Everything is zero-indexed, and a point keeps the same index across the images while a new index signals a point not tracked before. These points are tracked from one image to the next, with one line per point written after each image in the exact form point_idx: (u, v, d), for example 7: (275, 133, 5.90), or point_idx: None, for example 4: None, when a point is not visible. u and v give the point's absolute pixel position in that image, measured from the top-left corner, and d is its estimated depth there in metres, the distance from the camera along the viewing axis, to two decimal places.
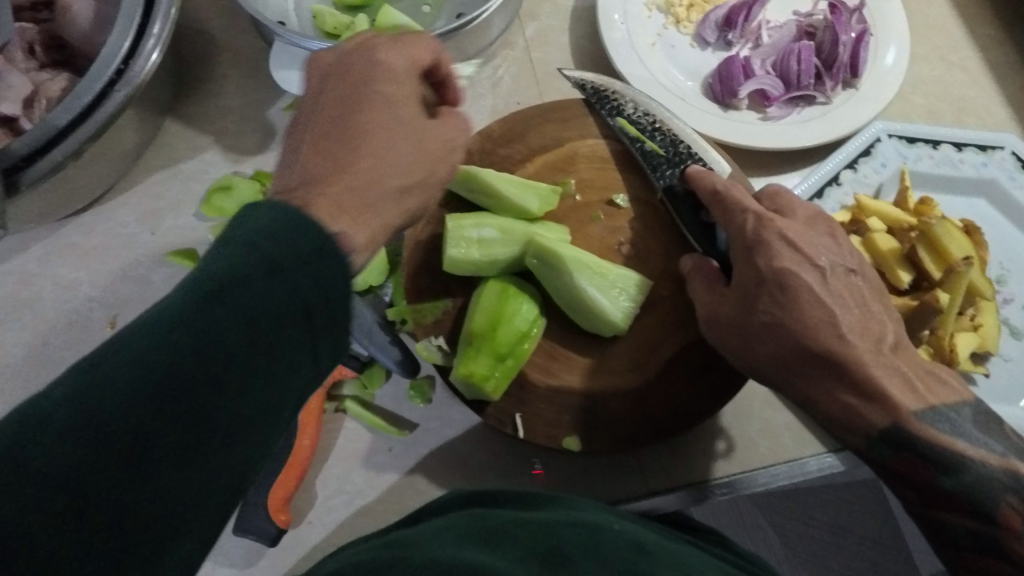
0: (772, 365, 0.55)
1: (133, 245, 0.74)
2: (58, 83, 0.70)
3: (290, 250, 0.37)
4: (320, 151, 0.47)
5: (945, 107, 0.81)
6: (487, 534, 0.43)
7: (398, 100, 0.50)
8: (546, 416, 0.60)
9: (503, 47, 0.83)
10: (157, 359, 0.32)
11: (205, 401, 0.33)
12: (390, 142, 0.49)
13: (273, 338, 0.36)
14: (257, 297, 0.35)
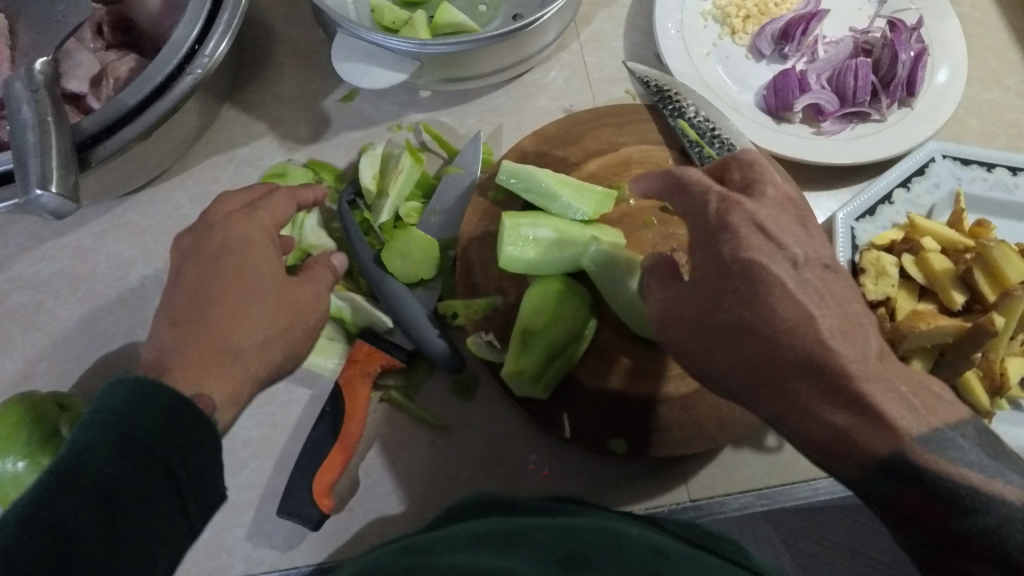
0: (744, 372, 0.48)
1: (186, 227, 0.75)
2: (126, 64, 0.71)
3: (147, 424, 0.43)
4: (219, 314, 0.51)
5: (999, 131, 0.80)
6: (506, 538, 0.43)
7: (262, 260, 0.54)
8: (594, 418, 0.60)
9: (558, 50, 0.84)
10: (31, 540, 0.38)
11: (107, 531, 0.41)
12: (258, 302, 0.53)
13: (139, 481, 0.43)
14: (115, 470, 0.42)
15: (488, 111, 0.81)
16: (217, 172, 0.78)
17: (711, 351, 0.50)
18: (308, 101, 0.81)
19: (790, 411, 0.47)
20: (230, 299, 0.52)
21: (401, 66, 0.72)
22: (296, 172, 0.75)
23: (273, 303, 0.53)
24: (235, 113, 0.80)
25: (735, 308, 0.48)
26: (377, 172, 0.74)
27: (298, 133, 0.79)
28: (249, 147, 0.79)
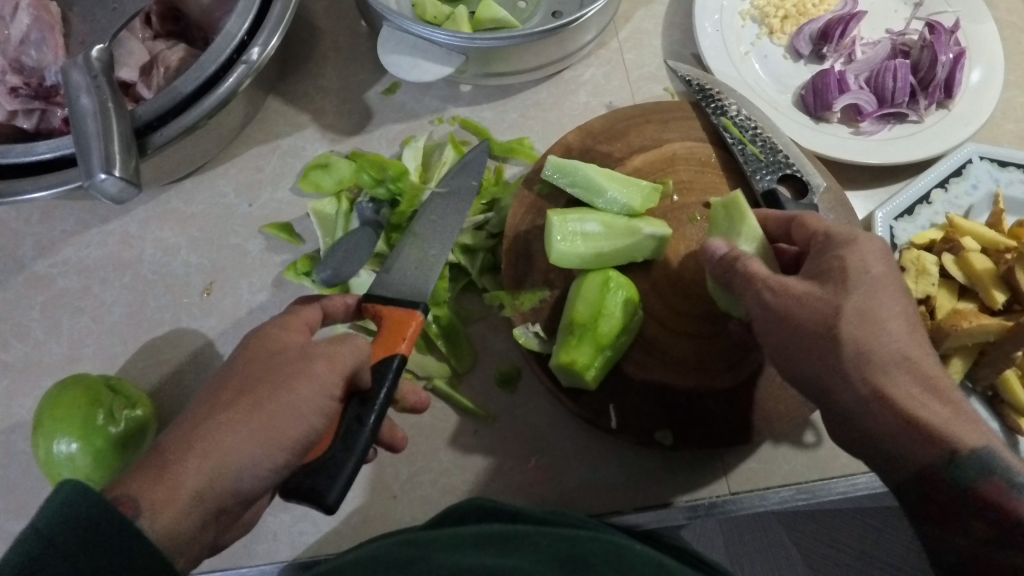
0: (851, 365, 0.49)
1: (231, 216, 0.76)
2: (176, 53, 0.71)
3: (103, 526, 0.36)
4: (219, 414, 0.44)
5: None
6: (509, 538, 0.46)
7: (282, 355, 0.48)
8: (640, 410, 0.61)
9: (598, 47, 0.85)
10: None
11: None
12: (256, 398, 0.45)
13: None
14: None
15: (530, 106, 0.82)
16: (261, 161, 0.78)
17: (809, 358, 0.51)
18: (352, 93, 0.82)
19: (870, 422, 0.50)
20: (232, 399, 0.45)
21: (448, 60, 0.73)
22: (339, 163, 0.75)
23: (276, 403, 0.45)
24: (279, 104, 0.81)
25: (852, 327, 0.49)
26: (421, 164, 0.76)
27: (341, 125, 0.80)
28: (292, 137, 0.80)
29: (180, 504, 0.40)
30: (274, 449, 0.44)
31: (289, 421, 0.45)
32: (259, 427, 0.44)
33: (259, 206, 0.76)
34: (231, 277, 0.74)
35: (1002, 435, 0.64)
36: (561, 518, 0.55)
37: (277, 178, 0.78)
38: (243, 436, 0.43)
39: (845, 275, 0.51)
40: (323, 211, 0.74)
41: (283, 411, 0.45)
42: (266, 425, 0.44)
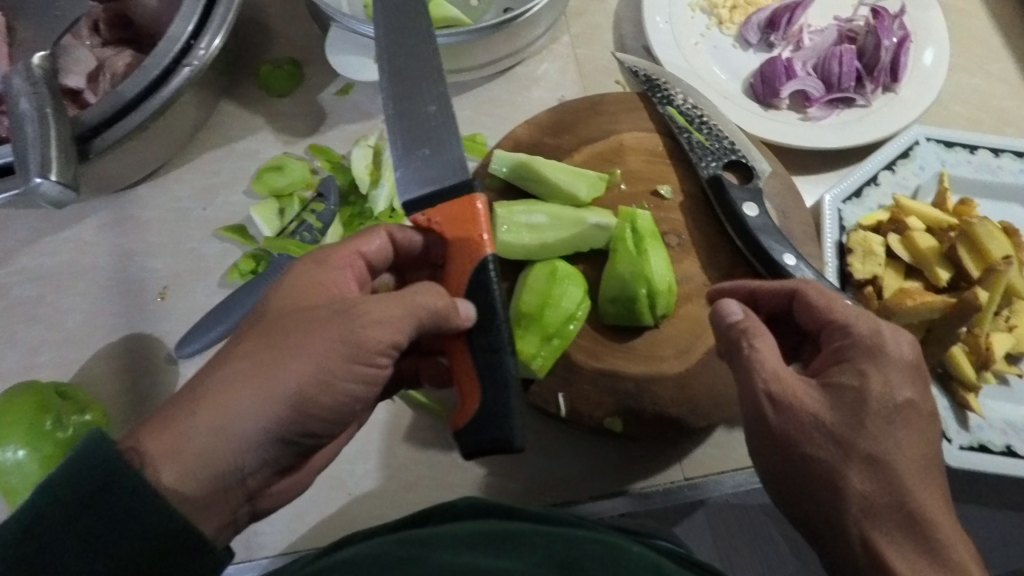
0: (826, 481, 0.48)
1: (185, 220, 0.76)
2: (123, 59, 0.72)
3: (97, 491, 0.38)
4: (240, 363, 0.44)
5: (985, 116, 0.82)
6: (508, 540, 0.46)
7: (355, 350, 0.46)
8: (590, 397, 0.61)
9: (550, 42, 0.85)
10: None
11: None
12: (281, 354, 0.44)
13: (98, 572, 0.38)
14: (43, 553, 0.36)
15: (483, 102, 0.83)
16: (216, 165, 0.78)
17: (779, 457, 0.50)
18: (306, 94, 0.82)
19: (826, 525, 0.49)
20: (257, 349, 0.45)
21: None
22: (293, 165, 0.76)
23: (297, 361, 0.44)
24: (232, 107, 0.81)
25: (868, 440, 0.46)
26: (373, 162, 0.76)
27: (295, 126, 0.80)
28: (246, 141, 0.79)
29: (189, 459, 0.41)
30: (291, 412, 0.44)
31: (311, 383, 0.45)
32: (264, 391, 0.43)
33: (213, 210, 0.76)
34: (186, 282, 0.73)
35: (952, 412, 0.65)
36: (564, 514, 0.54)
37: (231, 181, 0.78)
38: (258, 394, 0.43)
39: (868, 387, 0.47)
40: (270, 211, 0.74)
41: (306, 367, 0.44)
42: (277, 388, 0.44)
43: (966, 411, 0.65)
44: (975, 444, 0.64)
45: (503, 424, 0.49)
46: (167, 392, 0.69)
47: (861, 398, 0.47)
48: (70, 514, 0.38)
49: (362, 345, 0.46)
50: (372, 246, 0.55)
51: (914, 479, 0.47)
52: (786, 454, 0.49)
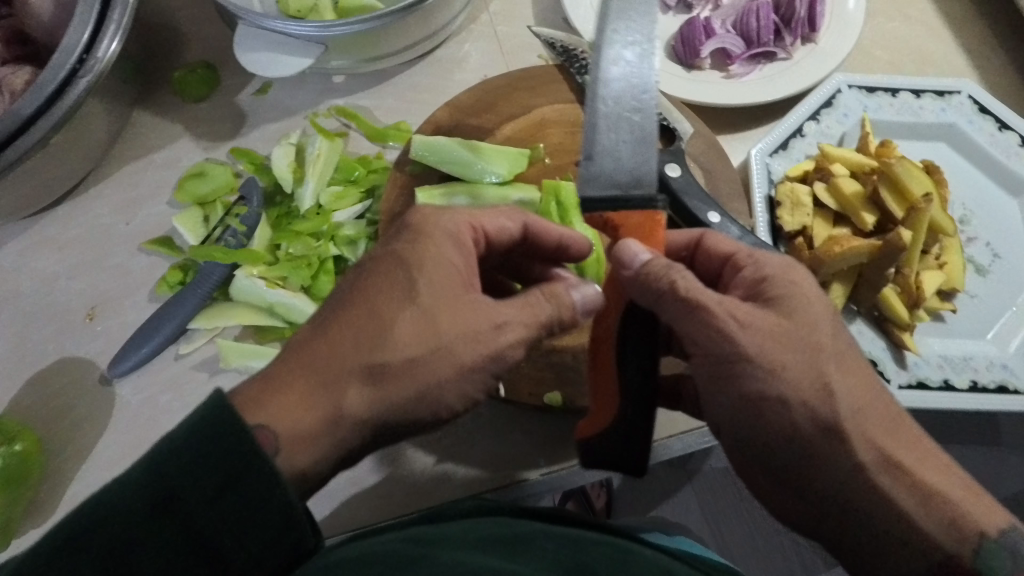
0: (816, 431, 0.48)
1: (110, 236, 0.74)
2: (22, 76, 0.69)
3: (226, 458, 0.39)
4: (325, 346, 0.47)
5: (905, 59, 0.82)
6: (515, 541, 0.46)
7: (460, 347, 0.47)
8: (529, 374, 0.62)
9: (470, 22, 0.84)
10: (84, 548, 0.35)
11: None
12: (372, 339, 0.47)
13: (162, 540, 0.37)
14: (158, 532, 0.37)
15: (406, 89, 0.81)
16: (137, 177, 0.76)
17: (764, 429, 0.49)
18: (224, 97, 0.80)
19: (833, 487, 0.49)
20: (347, 332, 0.47)
21: (307, 51, 0.72)
22: (216, 170, 0.74)
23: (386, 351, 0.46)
24: (149, 116, 0.79)
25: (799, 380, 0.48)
26: (295, 160, 0.75)
27: (215, 131, 0.78)
28: (167, 149, 0.77)
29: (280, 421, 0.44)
30: (391, 403, 0.47)
31: (428, 385, 0.47)
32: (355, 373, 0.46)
33: (137, 223, 0.74)
34: (115, 299, 0.71)
35: (887, 355, 0.66)
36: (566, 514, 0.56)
37: (153, 193, 0.76)
38: (396, 392, 0.47)
39: (796, 302, 0.49)
40: (193, 219, 0.73)
41: (399, 358, 0.47)
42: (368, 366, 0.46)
43: (902, 350, 0.66)
44: (912, 382, 0.65)
45: (631, 448, 0.54)
46: (101, 413, 0.67)
47: (793, 311, 0.49)
48: (173, 460, 0.38)
49: (447, 344, 0.47)
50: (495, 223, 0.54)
51: (864, 406, 0.49)
52: (780, 423, 0.48)
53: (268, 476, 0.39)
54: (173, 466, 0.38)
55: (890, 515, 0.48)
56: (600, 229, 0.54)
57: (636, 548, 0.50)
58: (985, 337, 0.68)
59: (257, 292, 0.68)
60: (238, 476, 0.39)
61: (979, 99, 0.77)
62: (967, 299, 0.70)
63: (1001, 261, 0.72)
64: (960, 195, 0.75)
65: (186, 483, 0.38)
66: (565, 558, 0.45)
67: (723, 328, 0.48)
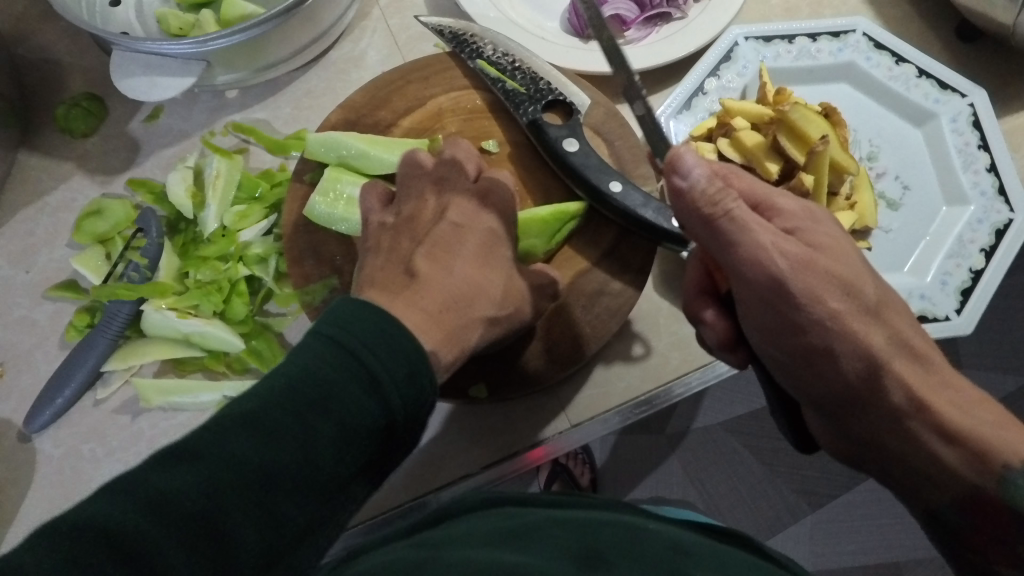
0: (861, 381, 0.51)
1: (10, 288, 0.71)
2: None
3: (393, 344, 0.44)
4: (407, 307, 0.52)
5: (800, 3, 0.83)
6: (520, 534, 0.45)
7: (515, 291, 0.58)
8: (452, 369, 0.60)
9: (361, 19, 0.82)
10: (283, 396, 0.40)
11: (338, 438, 0.40)
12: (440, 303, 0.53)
13: (358, 402, 0.41)
14: (340, 384, 0.41)
15: (303, 95, 0.79)
16: (32, 224, 0.73)
17: (824, 376, 0.52)
18: (114, 129, 0.77)
19: (880, 424, 0.53)
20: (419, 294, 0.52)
21: (187, 70, 0.70)
22: (112, 206, 0.72)
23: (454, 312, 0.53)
24: (37, 158, 0.75)
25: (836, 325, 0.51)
26: (194, 184, 0.72)
27: (109, 164, 0.75)
28: (61, 190, 0.74)
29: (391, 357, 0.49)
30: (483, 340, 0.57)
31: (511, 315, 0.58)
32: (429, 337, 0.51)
33: (38, 271, 0.72)
34: (24, 353, 0.69)
35: None
36: (568, 498, 0.55)
37: (52, 237, 0.73)
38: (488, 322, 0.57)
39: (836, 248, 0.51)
40: (93, 259, 0.70)
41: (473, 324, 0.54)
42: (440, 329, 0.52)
43: None
44: None
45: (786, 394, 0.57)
46: (22, 472, 0.65)
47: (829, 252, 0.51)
48: (361, 342, 0.43)
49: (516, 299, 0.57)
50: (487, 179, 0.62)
51: (895, 337, 0.52)
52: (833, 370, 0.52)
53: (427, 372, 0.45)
54: (350, 342, 0.43)
55: (935, 466, 0.52)
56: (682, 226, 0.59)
57: (641, 524, 0.50)
58: (903, 270, 0.69)
59: (170, 325, 0.65)
60: (413, 365, 0.44)
61: (874, 35, 0.77)
62: (882, 235, 0.71)
63: (911, 192, 0.72)
64: (865, 132, 0.75)
65: (374, 360, 0.43)
66: (574, 546, 0.44)
67: (774, 269, 0.49)
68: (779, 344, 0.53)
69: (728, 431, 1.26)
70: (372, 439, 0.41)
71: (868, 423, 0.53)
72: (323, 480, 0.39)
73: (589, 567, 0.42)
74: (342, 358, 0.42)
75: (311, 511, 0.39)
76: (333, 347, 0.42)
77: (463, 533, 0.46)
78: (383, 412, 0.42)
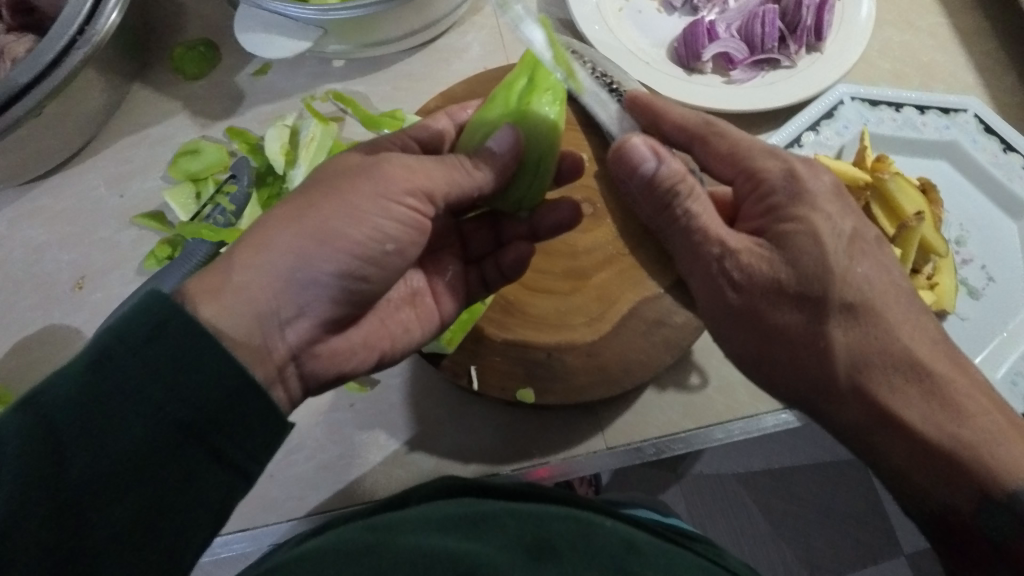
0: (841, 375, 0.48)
1: (101, 209, 0.75)
2: (24, 44, 0.70)
3: (175, 347, 0.39)
4: (282, 212, 0.48)
5: (911, 72, 0.81)
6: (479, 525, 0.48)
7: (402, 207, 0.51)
8: (501, 369, 0.60)
9: (472, 13, 0.84)
10: (75, 423, 0.37)
11: (146, 456, 0.38)
12: (318, 202, 0.48)
13: (145, 426, 0.38)
14: (128, 402, 0.38)
15: (403, 77, 0.81)
16: (130, 152, 0.77)
17: (799, 368, 0.49)
18: (222, 77, 0.80)
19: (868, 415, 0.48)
20: (291, 203, 0.49)
21: (305, 35, 0.71)
22: (208, 147, 0.75)
23: (346, 205, 0.48)
24: (147, 91, 0.79)
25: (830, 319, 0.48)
26: (288, 142, 0.75)
27: (211, 109, 0.79)
28: (162, 125, 0.78)
29: (230, 297, 0.43)
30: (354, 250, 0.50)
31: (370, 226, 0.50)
32: (318, 232, 0.47)
33: (129, 196, 0.75)
34: (104, 271, 0.72)
35: None
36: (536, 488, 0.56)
37: (147, 167, 0.76)
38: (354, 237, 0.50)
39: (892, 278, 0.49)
40: (181, 195, 0.73)
41: (394, 209, 0.50)
42: (322, 226, 0.47)
43: None
44: None
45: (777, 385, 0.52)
46: None
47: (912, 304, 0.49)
48: (120, 348, 0.38)
49: (439, 180, 0.52)
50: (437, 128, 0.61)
51: None
52: (812, 353, 0.48)
53: (228, 372, 0.41)
54: (124, 349, 0.38)
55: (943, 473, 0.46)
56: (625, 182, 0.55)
57: (603, 521, 0.51)
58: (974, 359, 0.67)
59: None
60: (221, 367, 0.40)
61: (985, 118, 0.76)
62: (957, 321, 0.68)
63: (995, 284, 0.70)
64: (956, 214, 0.74)
65: (168, 369, 0.39)
66: (529, 540, 0.47)
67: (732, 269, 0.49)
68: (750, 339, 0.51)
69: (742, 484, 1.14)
70: (187, 454, 0.40)
71: (848, 415, 0.49)
72: (135, 503, 0.38)
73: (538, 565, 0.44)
74: (138, 373, 0.38)
75: (124, 540, 0.38)
76: (125, 358, 0.38)
77: (426, 518, 0.49)
78: (178, 426, 0.39)
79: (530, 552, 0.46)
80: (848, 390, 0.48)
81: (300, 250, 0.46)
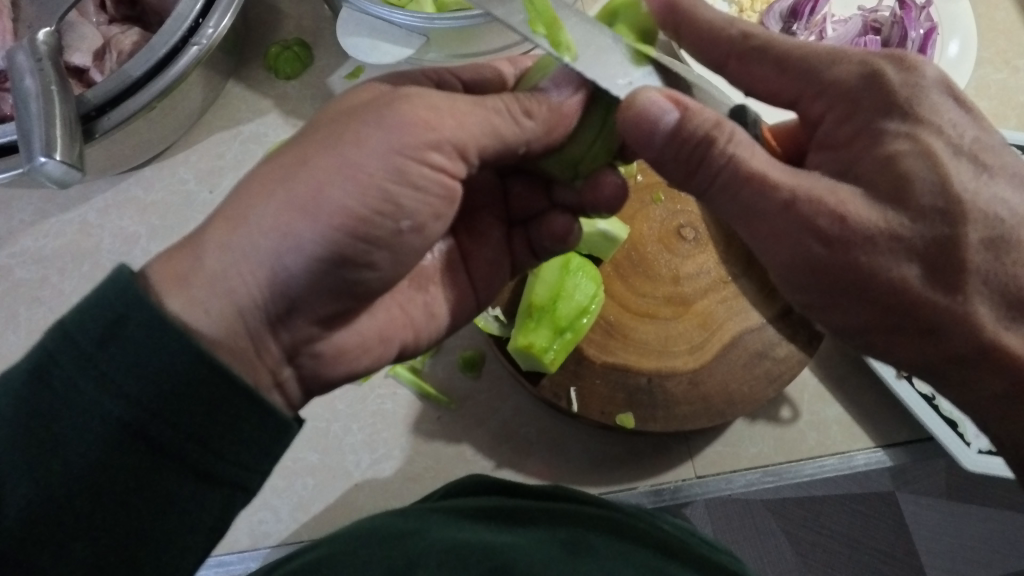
0: (975, 349, 0.42)
1: (191, 203, 0.75)
2: (130, 37, 0.69)
3: (134, 348, 0.34)
4: (267, 169, 0.40)
5: (1009, 112, 0.80)
6: (510, 518, 0.52)
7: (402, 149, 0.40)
8: (602, 393, 0.60)
9: None
10: (33, 433, 0.34)
11: (109, 470, 0.34)
12: (310, 158, 0.39)
13: (105, 434, 0.34)
14: (86, 411, 0.34)
15: None
16: (221, 148, 0.77)
17: (939, 337, 0.42)
18: (314, 78, 0.80)
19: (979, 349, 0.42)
20: (279, 157, 0.40)
21: (408, 42, 0.71)
22: None
23: (344, 162, 0.39)
24: (240, 89, 0.79)
25: (983, 308, 0.41)
26: None
27: (303, 109, 0.79)
28: (254, 123, 0.78)
29: (202, 288, 0.37)
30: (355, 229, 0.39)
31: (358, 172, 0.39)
32: (312, 191, 0.38)
33: (220, 192, 0.75)
34: None
35: (943, 430, 0.63)
36: (566, 490, 0.59)
37: (238, 164, 0.76)
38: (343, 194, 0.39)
39: None
40: None
41: (416, 172, 0.41)
42: (313, 194, 0.38)
43: None
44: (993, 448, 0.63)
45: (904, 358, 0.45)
46: None
47: None
48: (78, 348, 0.34)
49: (477, 131, 0.42)
50: (480, 73, 0.53)
51: None
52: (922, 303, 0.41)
53: (207, 374, 0.35)
54: (76, 351, 0.34)
55: None
56: (686, 122, 0.40)
57: (632, 520, 0.54)
58: None
59: None
60: (190, 371, 0.35)
61: None
62: None
63: None
64: None
65: (125, 375, 0.34)
66: (562, 534, 0.51)
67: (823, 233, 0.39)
68: (869, 316, 0.43)
69: (770, 512, 0.69)
70: (160, 472, 0.35)
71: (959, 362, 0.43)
72: (112, 514, 0.35)
73: (571, 552, 0.48)
74: (91, 382, 0.34)
75: (96, 561, 0.35)
76: (71, 366, 0.34)
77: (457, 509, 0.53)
78: (139, 436, 0.34)
79: (564, 546, 0.49)
80: (970, 350, 0.42)
81: (341, 249, 0.39)
